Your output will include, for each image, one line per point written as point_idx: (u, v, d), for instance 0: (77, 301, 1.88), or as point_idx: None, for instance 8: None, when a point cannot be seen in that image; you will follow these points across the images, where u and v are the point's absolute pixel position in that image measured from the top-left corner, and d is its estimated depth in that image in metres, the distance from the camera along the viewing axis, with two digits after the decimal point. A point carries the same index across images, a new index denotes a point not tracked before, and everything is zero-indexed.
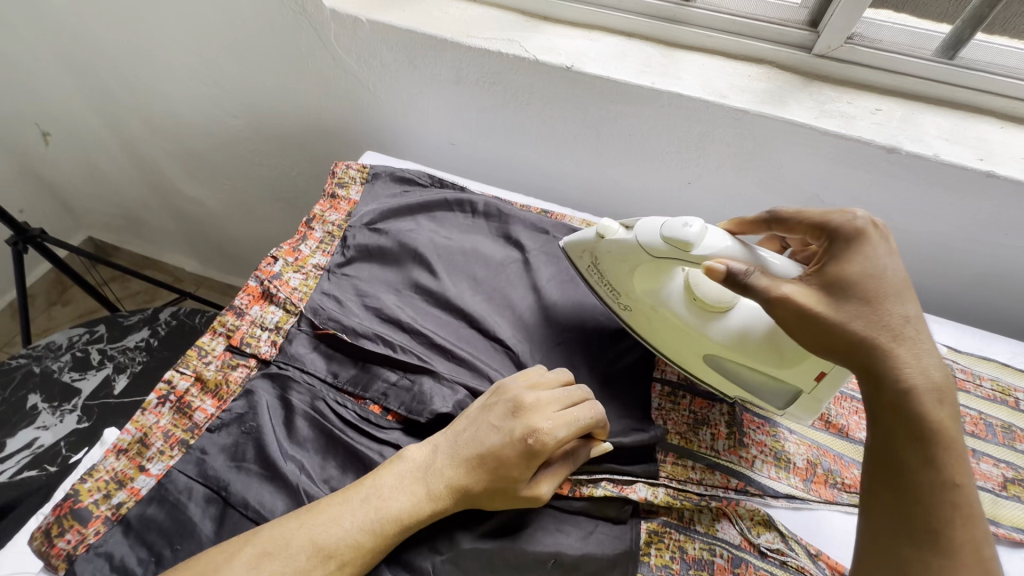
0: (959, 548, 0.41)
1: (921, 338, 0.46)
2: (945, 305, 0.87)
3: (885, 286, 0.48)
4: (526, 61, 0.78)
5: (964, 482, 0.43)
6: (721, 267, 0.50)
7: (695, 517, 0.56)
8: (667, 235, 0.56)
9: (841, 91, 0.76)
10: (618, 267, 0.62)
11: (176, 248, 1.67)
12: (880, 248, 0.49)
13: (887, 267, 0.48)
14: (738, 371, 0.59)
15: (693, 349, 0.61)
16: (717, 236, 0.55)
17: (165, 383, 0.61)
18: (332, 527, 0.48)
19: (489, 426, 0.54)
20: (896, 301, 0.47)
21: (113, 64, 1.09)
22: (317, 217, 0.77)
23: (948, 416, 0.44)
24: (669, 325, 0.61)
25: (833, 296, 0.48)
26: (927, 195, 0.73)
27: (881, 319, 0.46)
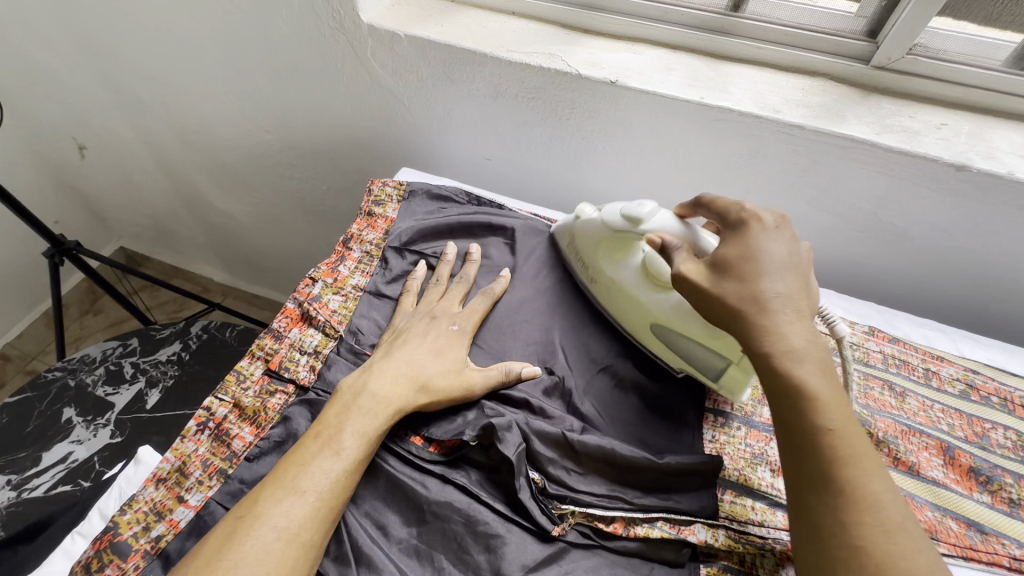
0: (852, 489, 0.41)
1: (787, 311, 0.47)
2: (1010, 329, 0.82)
3: (757, 266, 0.50)
4: (568, 75, 0.75)
5: (844, 425, 0.43)
6: (657, 241, 0.58)
7: (757, 562, 0.53)
8: (624, 212, 0.62)
9: (902, 104, 0.72)
10: (588, 240, 0.68)
11: (205, 258, 1.69)
12: (765, 234, 0.52)
13: (770, 250, 0.51)
14: (679, 343, 0.62)
15: (642, 319, 0.64)
16: (667, 216, 0.60)
17: (204, 410, 0.59)
18: (307, 470, 0.50)
19: (419, 325, 0.64)
20: (765, 276, 0.49)
21: (150, 80, 1.11)
22: (355, 236, 0.75)
23: (812, 370, 0.44)
24: (622, 296, 0.65)
25: (715, 271, 0.51)
26: (999, 214, 0.68)
27: (744, 290, 0.48)
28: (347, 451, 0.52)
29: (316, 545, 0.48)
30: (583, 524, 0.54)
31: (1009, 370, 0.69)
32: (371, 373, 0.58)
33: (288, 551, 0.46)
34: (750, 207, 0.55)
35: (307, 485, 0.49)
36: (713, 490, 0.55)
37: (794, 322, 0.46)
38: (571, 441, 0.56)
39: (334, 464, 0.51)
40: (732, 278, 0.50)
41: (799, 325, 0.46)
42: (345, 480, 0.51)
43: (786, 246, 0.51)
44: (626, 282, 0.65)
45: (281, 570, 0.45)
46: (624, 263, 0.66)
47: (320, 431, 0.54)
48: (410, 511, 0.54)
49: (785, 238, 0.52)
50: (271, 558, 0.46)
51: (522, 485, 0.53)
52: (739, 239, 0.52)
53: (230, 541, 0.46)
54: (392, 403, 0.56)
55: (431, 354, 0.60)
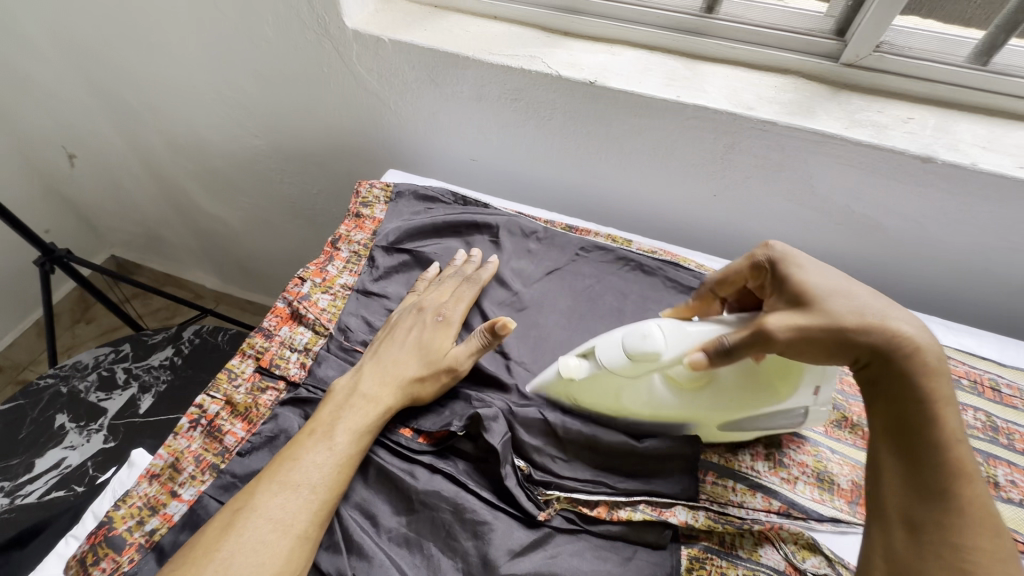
0: (965, 504, 0.41)
1: (899, 312, 0.47)
2: (981, 316, 0.84)
3: (834, 284, 0.49)
4: (550, 76, 0.77)
5: (965, 444, 0.43)
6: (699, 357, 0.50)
7: (736, 542, 0.55)
8: (629, 350, 0.54)
9: (871, 100, 0.75)
10: (599, 395, 0.57)
11: (197, 265, 1.69)
12: (808, 258, 0.52)
13: (829, 272, 0.51)
14: (752, 420, 0.56)
15: (710, 423, 0.56)
16: (670, 328, 0.54)
17: (196, 408, 0.60)
18: (299, 464, 0.52)
19: (405, 325, 0.64)
20: (849, 289, 0.48)
21: (139, 88, 1.12)
22: (343, 236, 0.77)
23: (939, 385, 0.44)
24: (674, 417, 0.56)
25: (807, 308, 0.48)
26: (965, 204, 0.71)
27: (848, 310, 0.47)
28: (340, 447, 0.54)
29: (310, 536, 0.49)
30: (568, 509, 0.55)
31: (978, 354, 0.71)
32: (362, 374, 0.60)
33: (283, 542, 0.48)
34: (771, 247, 0.55)
35: (301, 479, 0.51)
36: (693, 472, 0.57)
37: (902, 314, 0.47)
38: (554, 428, 0.58)
39: (328, 458, 0.53)
40: (825, 307, 0.47)
41: (907, 316, 0.47)
42: (336, 474, 0.52)
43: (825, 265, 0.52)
44: (667, 405, 0.55)
45: (276, 560, 0.47)
46: (648, 395, 0.56)
47: (315, 428, 0.55)
48: (399, 500, 0.55)
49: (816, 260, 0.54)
50: (267, 548, 0.47)
51: (508, 473, 0.55)
52: (802, 268, 0.51)
53: (227, 533, 0.48)
54: (381, 399, 0.58)
55: (413, 349, 0.62)
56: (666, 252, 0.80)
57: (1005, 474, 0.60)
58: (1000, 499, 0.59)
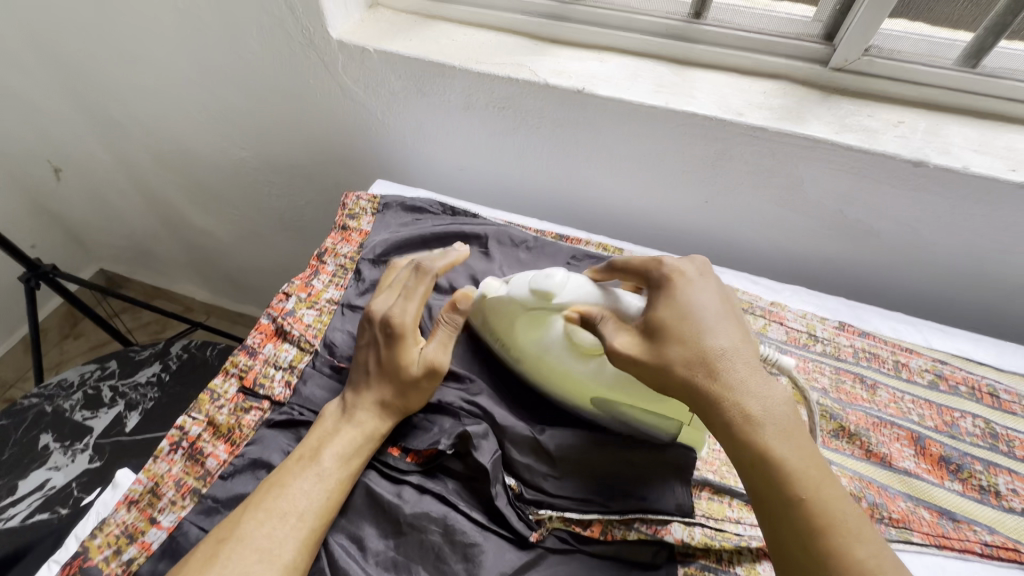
0: (834, 558, 0.40)
1: (736, 367, 0.47)
2: (978, 320, 0.83)
3: (693, 325, 0.49)
4: (537, 85, 0.77)
5: (817, 491, 0.43)
6: (576, 315, 0.56)
7: (734, 559, 0.53)
8: (534, 288, 0.57)
9: (861, 104, 0.74)
10: (501, 320, 0.61)
11: (186, 278, 1.67)
12: (691, 287, 0.52)
13: (699, 304, 0.51)
14: (630, 411, 0.57)
15: (579, 396, 0.58)
16: (576, 280, 0.57)
17: (176, 430, 0.58)
18: (284, 491, 0.50)
19: (365, 344, 0.60)
20: (708, 334, 0.49)
21: (124, 101, 1.10)
22: (329, 250, 0.76)
23: (772, 438, 0.45)
24: (559, 378, 0.58)
25: (652, 341, 0.50)
26: (958, 208, 0.70)
27: (688, 357, 0.48)
28: (328, 473, 0.52)
29: (298, 567, 0.47)
30: (561, 529, 0.54)
31: (975, 359, 0.70)
32: (346, 399, 0.58)
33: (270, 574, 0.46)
34: (668, 262, 0.55)
35: (286, 507, 0.49)
36: (689, 487, 0.55)
37: (756, 372, 0.47)
38: (546, 445, 0.56)
39: (316, 484, 0.51)
40: (669, 344, 0.49)
41: (752, 381, 0.47)
42: (325, 500, 0.51)
43: (714, 296, 0.52)
44: (558, 360, 0.58)
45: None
46: (545, 341, 0.58)
47: (303, 453, 0.54)
48: (387, 524, 0.53)
49: (712, 287, 0.53)
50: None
51: (499, 493, 0.53)
52: (671, 298, 0.52)
53: (208, 566, 0.45)
54: (368, 425, 0.56)
55: (378, 372, 0.58)
56: None
57: (1006, 483, 0.59)
58: (1001, 509, 0.58)
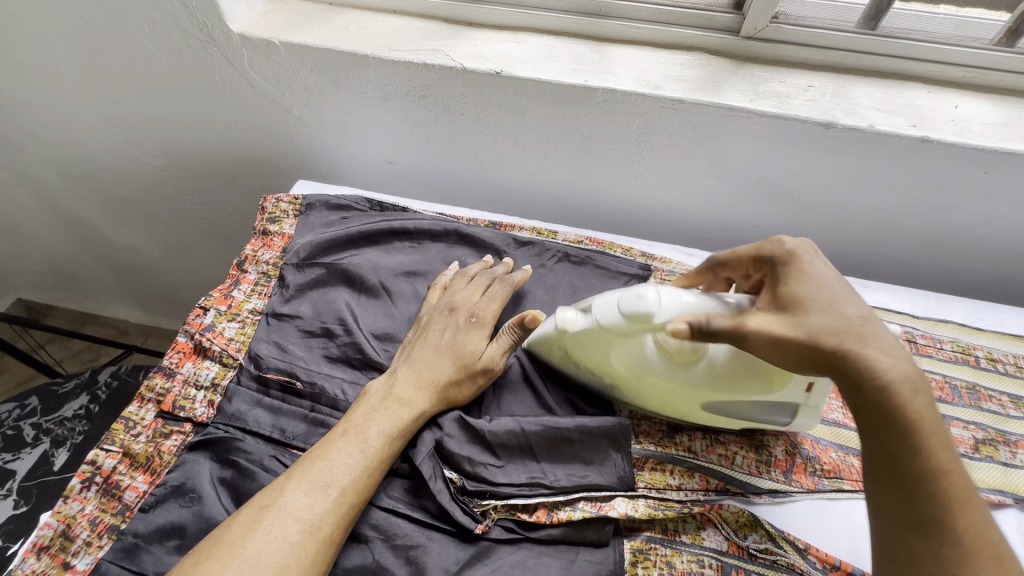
0: (961, 535, 0.37)
1: (880, 333, 0.44)
2: (897, 272, 0.88)
3: (833, 295, 0.45)
4: (454, 70, 0.74)
5: (952, 467, 0.39)
6: (684, 327, 0.48)
7: (679, 528, 0.54)
8: (624, 310, 0.52)
9: (773, 71, 0.76)
10: (593, 352, 0.56)
11: (117, 299, 1.57)
12: (814, 262, 0.48)
13: (827, 277, 0.47)
14: (740, 408, 0.55)
15: (687, 400, 0.54)
16: (669, 295, 0.52)
17: (88, 465, 0.54)
18: (293, 515, 0.46)
19: (443, 321, 0.61)
20: (842, 302, 0.45)
21: (14, 113, 1.01)
22: (250, 258, 0.72)
23: (923, 406, 0.40)
24: (660, 387, 0.54)
25: (791, 314, 0.45)
26: (867, 165, 0.73)
27: (834, 325, 0.44)
28: (366, 456, 0.51)
29: (335, 541, 0.47)
30: (506, 518, 0.53)
31: (893, 309, 0.74)
32: (396, 376, 0.57)
33: (309, 545, 0.45)
34: (788, 241, 0.51)
35: (293, 523, 0.46)
36: (629, 458, 0.56)
37: (890, 346, 0.43)
38: (482, 433, 0.55)
39: (359, 456, 0.51)
40: (812, 313, 0.45)
41: (894, 351, 0.43)
42: (366, 473, 0.50)
43: (835, 270, 0.48)
44: (658, 376, 0.53)
45: (300, 562, 0.45)
46: (641, 360, 0.53)
47: (346, 427, 0.53)
48: None
49: (834, 267, 0.49)
50: (289, 546, 0.45)
51: (439, 489, 0.53)
52: (803, 274, 0.47)
53: (251, 531, 0.45)
54: (415, 403, 0.55)
55: (448, 351, 0.58)
56: (593, 240, 0.79)
57: None
58: None
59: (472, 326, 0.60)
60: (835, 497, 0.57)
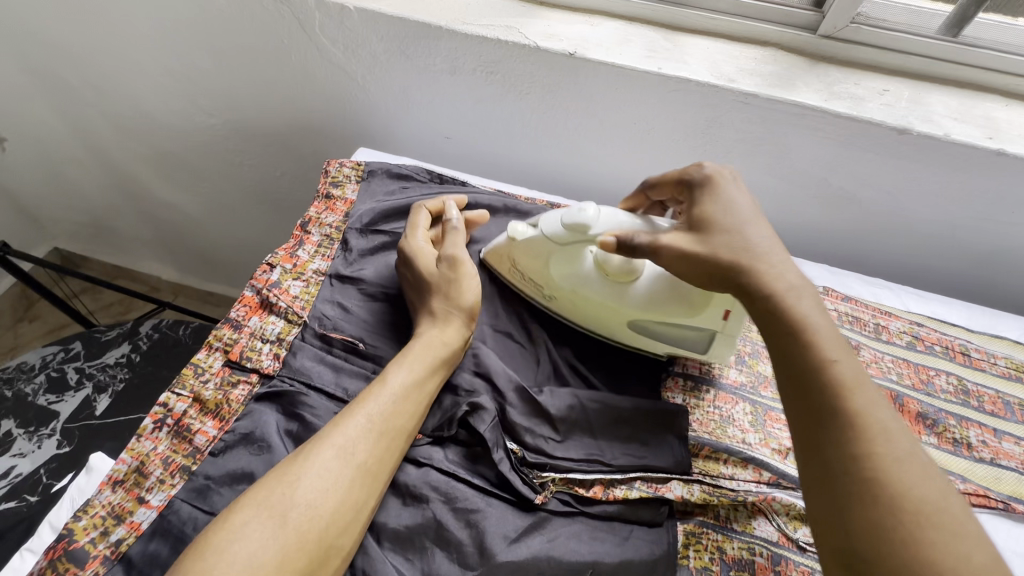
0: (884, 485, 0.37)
1: (777, 258, 0.48)
2: (947, 287, 0.87)
3: (735, 217, 0.50)
4: (527, 48, 0.74)
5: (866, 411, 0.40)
6: (611, 241, 0.54)
7: (731, 515, 0.55)
8: (567, 223, 0.59)
9: (849, 72, 0.75)
10: (534, 263, 0.64)
11: (151, 256, 1.59)
12: (728, 187, 0.53)
13: (738, 203, 0.52)
14: (659, 329, 0.62)
15: (616, 318, 0.62)
16: (607, 213, 0.58)
17: (160, 407, 0.55)
18: (326, 444, 0.48)
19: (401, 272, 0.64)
20: (744, 225, 0.50)
21: (77, 62, 1.02)
22: (313, 219, 0.72)
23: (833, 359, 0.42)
24: (590, 302, 0.62)
25: (699, 233, 0.51)
26: (938, 174, 0.72)
27: (735, 244, 0.49)
28: (395, 388, 0.52)
29: (373, 472, 0.48)
30: (564, 491, 0.54)
31: (948, 321, 0.74)
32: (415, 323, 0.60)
33: (345, 472, 0.47)
34: (708, 168, 0.56)
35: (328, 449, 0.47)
36: (685, 444, 0.57)
37: (788, 266, 0.47)
38: (545, 408, 0.57)
39: (386, 390, 0.52)
40: (715, 235, 0.50)
41: (793, 267, 0.47)
42: (391, 408, 0.51)
43: (748, 195, 0.53)
44: (589, 289, 0.62)
45: (340, 489, 0.46)
46: (578, 273, 0.62)
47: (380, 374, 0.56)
48: (390, 492, 0.53)
49: (744, 190, 0.53)
50: (323, 471, 0.46)
51: (501, 458, 0.54)
52: (715, 195, 0.53)
53: (295, 460, 0.47)
54: (429, 341, 0.56)
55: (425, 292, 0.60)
56: None
57: (977, 435, 0.63)
58: (973, 459, 0.61)
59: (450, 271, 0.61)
60: None
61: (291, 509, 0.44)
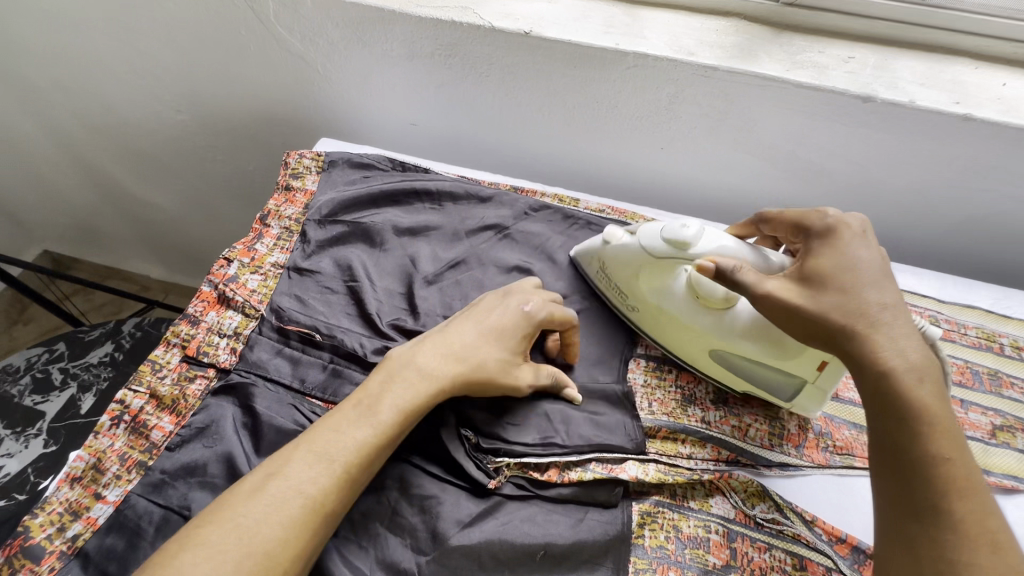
0: (957, 521, 0.38)
1: (895, 321, 0.44)
2: (924, 258, 0.86)
3: (857, 276, 0.47)
4: (482, 29, 0.73)
5: (957, 453, 0.40)
6: (711, 265, 0.52)
7: (688, 494, 0.55)
8: (668, 238, 0.56)
9: (813, 40, 0.73)
10: (625, 272, 0.62)
11: (138, 255, 1.60)
12: (854, 242, 0.49)
13: (861, 260, 0.48)
14: (743, 365, 0.58)
15: (699, 346, 0.59)
16: (712, 232, 0.56)
17: (117, 404, 0.56)
18: (294, 491, 0.43)
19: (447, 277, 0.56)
20: (866, 286, 0.46)
21: (42, 61, 1.01)
22: (273, 212, 0.72)
23: (931, 392, 0.41)
24: (674, 321, 0.60)
25: (811, 288, 0.47)
26: (905, 143, 0.71)
27: (849, 307, 0.45)
28: (384, 425, 0.48)
29: (335, 515, 0.45)
30: (518, 476, 0.54)
31: (919, 292, 0.72)
32: (420, 347, 0.54)
33: (309, 518, 0.43)
34: (834, 213, 0.52)
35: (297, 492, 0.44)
36: (639, 423, 0.57)
37: (904, 337, 0.44)
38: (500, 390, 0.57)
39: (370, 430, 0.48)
40: (834, 287, 0.46)
41: (913, 340, 0.44)
42: (376, 450, 0.48)
43: (877, 256, 0.48)
44: (676, 309, 0.59)
45: (300, 538, 0.42)
46: (665, 289, 0.60)
47: (360, 399, 0.50)
48: None
49: (874, 247, 0.49)
50: (291, 519, 0.42)
51: (454, 445, 0.54)
52: (837, 246, 0.49)
53: (257, 501, 0.43)
54: (433, 375, 0.52)
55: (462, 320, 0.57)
56: (614, 209, 0.78)
57: None
58: None
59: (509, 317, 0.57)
60: (846, 473, 0.57)
61: (246, 559, 0.40)
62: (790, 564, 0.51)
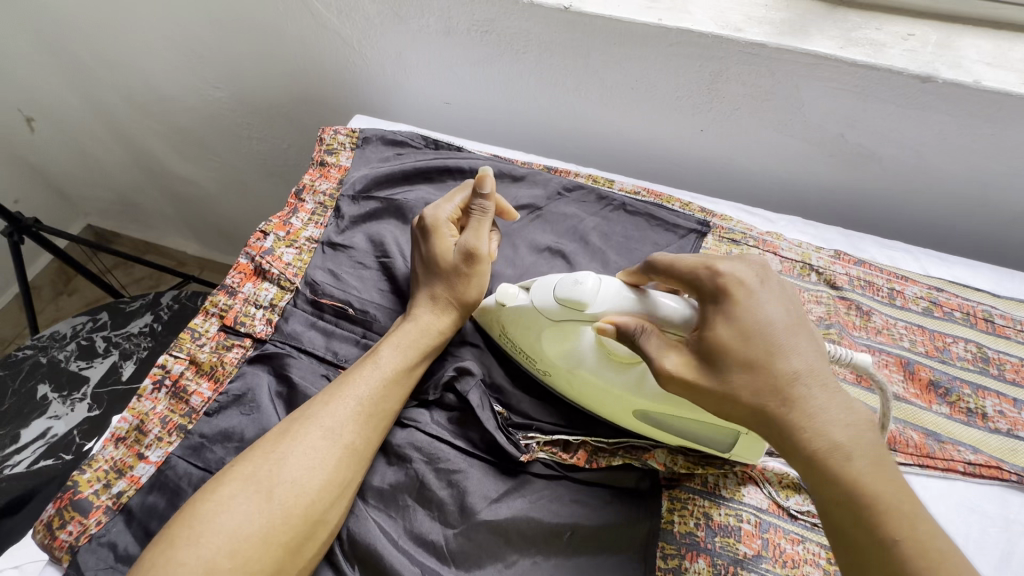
0: None
1: (812, 391, 0.43)
2: (977, 250, 0.81)
3: (764, 338, 0.44)
4: (520, 3, 0.71)
5: (907, 525, 0.39)
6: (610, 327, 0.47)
7: (719, 483, 0.53)
8: (561, 295, 0.51)
9: (869, 16, 0.69)
10: (524, 332, 0.55)
11: (174, 231, 1.64)
12: (756, 294, 0.45)
13: (769, 312, 0.44)
14: (672, 422, 0.52)
15: (622, 409, 0.52)
16: (608, 288, 0.50)
17: (159, 368, 0.58)
18: (315, 429, 0.49)
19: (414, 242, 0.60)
20: (781, 350, 0.44)
21: (89, 38, 1.04)
22: (308, 187, 0.73)
23: (864, 465, 0.41)
24: (592, 388, 0.53)
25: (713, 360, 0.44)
26: (966, 127, 0.67)
27: (760, 374, 0.43)
28: (386, 367, 0.53)
29: (357, 450, 0.50)
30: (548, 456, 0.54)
31: (972, 285, 0.69)
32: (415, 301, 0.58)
33: (333, 452, 0.48)
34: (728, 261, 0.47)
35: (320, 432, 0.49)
36: None
37: (830, 409, 0.42)
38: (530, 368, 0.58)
39: (375, 373, 0.52)
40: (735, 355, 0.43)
41: (833, 408, 0.43)
42: (386, 392, 0.52)
43: (786, 307, 0.45)
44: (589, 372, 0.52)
45: (327, 469, 0.48)
46: (572, 351, 0.53)
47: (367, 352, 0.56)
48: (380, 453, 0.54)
49: (777, 295, 0.46)
50: (320, 455, 0.48)
51: (487, 418, 0.54)
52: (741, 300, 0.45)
53: (284, 439, 0.48)
54: (431, 323, 0.56)
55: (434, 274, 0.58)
56: (649, 190, 0.75)
57: (993, 405, 0.60)
58: (987, 430, 0.58)
59: (467, 267, 0.57)
60: None
61: (278, 487, 0.46)
62: (824, 557, 0.50)
